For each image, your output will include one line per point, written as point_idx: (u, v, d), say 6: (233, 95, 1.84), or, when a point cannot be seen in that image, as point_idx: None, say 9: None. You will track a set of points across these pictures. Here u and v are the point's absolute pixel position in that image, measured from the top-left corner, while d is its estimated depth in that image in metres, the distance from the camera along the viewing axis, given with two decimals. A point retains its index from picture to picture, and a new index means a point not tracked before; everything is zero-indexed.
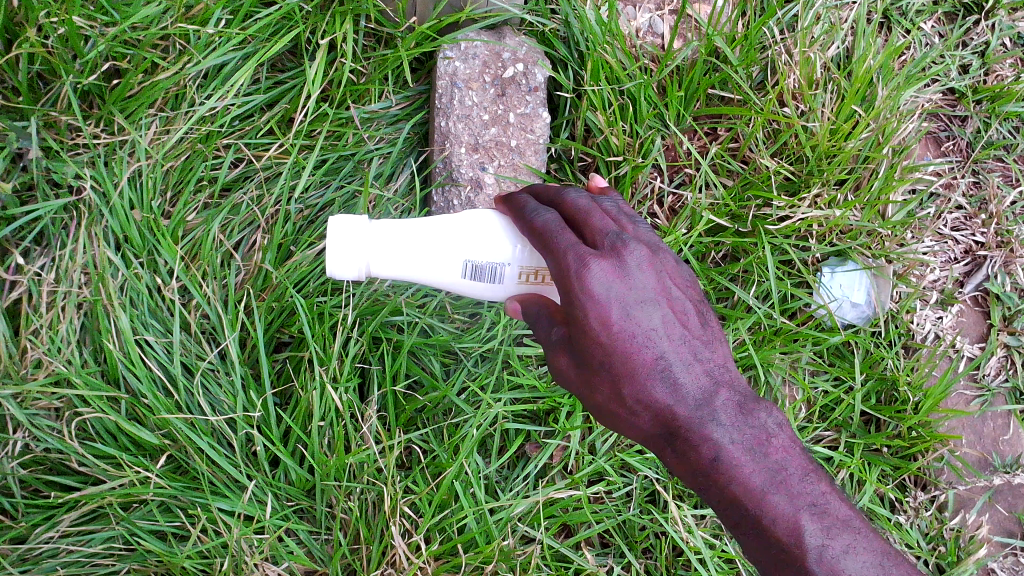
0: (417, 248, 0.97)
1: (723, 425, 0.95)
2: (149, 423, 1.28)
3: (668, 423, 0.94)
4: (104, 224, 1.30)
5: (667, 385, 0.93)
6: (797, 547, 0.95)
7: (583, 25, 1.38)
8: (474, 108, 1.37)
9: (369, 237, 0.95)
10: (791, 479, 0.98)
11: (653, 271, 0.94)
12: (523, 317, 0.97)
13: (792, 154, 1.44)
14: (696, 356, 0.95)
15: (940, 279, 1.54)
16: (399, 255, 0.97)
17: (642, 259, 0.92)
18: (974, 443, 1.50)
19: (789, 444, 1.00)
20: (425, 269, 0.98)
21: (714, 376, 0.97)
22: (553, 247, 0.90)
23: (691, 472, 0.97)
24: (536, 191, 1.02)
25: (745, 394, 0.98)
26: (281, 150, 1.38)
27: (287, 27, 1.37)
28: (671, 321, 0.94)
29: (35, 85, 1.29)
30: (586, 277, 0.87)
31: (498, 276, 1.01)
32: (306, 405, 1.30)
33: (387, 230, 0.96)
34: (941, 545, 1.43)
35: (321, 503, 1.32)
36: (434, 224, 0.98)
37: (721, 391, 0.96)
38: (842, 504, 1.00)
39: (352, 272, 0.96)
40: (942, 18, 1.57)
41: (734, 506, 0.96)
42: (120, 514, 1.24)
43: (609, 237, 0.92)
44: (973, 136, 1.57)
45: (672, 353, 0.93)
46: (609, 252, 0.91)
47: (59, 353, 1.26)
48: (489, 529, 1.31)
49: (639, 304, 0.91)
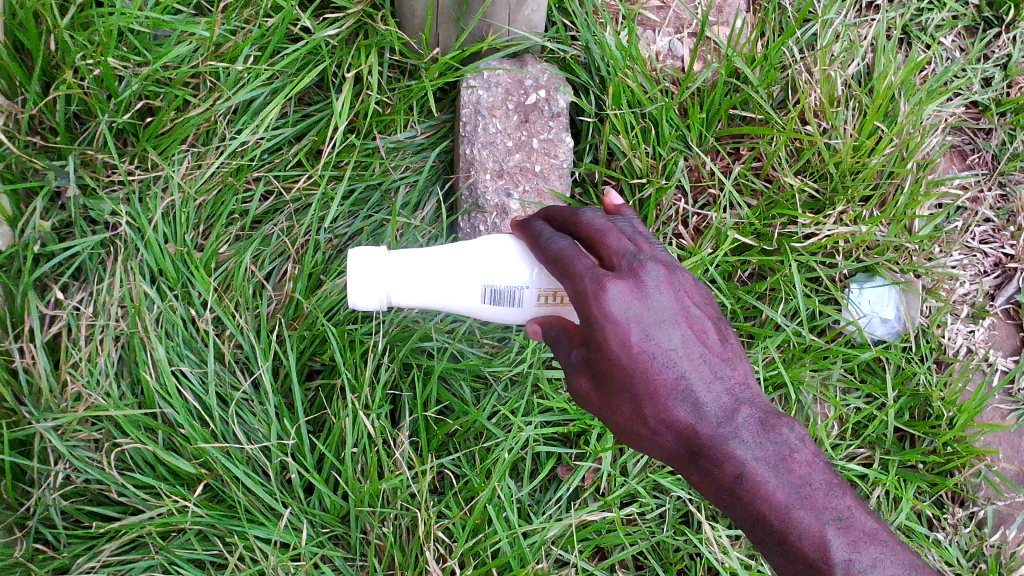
0: (436, 276, 1.00)
1: (745, 443, 0.94)
2: (186, 453, 1.30)
3: (691, 442, 0.94)
4: (139, 258, 1.33)
5: (689, 404, 0.92)
6: (825, 562, 0.93)
7: (603, 51, 1.40)
8: (498, 134, 1.39)
9: (389, 268, 0.98)
10: (816, 494, 0.96)
11: (671, 290, 0.94)
12: (544, 339, 0.99)
13: (816, 172, 1.45)
14: (717, 374, 0.95)
15: (970, 292, 1.52)
16: (419, 284, 0.99)
17: (660, 279, 0.93)
18: (1012, 458, 1.47)
19: (812, 458, 0.98)
20: (444, 295, 1.01)
21: (736, 394, 0.95)
22: (571, 270, 0.91)
23: (715, 490, 0.96)
24: (553, 216, 1.03)
25: (766, 411, 0.96)
26: (310, 182, 1.41)
27: (314, 62, 1.41)
28: (691, 340, 0.94)
29: (72, 125, 1.33)
30: (604, 298, 0.88)
31: (517, 300, 1.02)
32: (339, 432, 1.32)
33: (405, 260, 0.99)
34: (981, 562, 1.41)
35: (355, 530, 1.33)
36: (450, 252, 1.01)
37: (742, 408, 0.95)
38: (869, 516, 0.98)
39: (374, 302, 0.99)
40: (963, 32, 1.58)
41: (759, 523, 0.95)
42: (160, 544, 1.26)
43: (626, 258, 0.94)
44: (998, 148, 1.56)
45: (692, 372, 0.93)
46: (627, 273, 0.92)
47: (98, 385, 1.29)
48: (523, 553, 1.31)
49: (658, 324, 0.92)
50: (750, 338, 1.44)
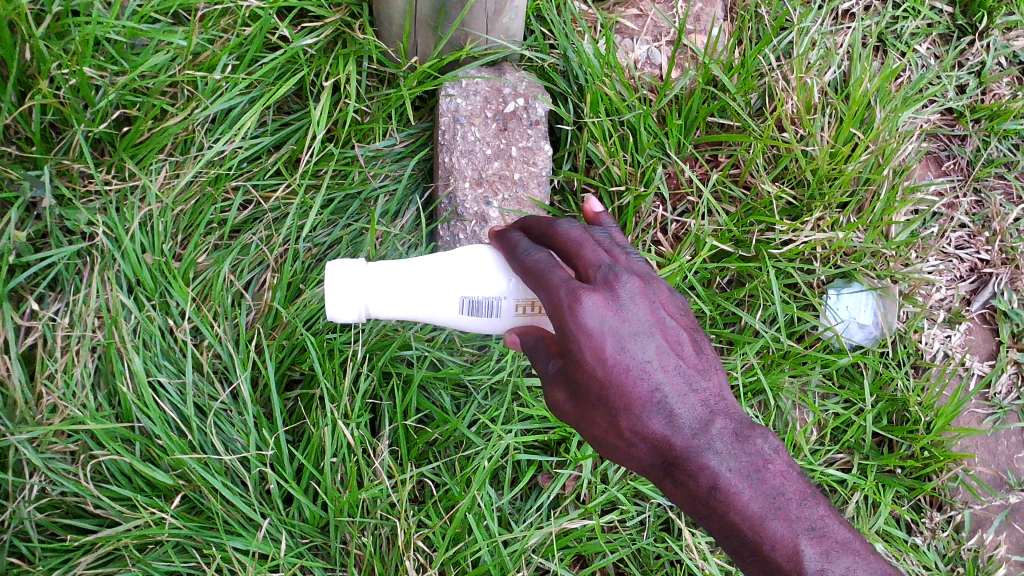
0: (413, 287, 0.99)
1: (719, 454, 0.94)
2: (164, 464, 1.29)
3: (666, 453, 0.94)
4: (116, 268, 1.32)
5: (663, 416, 0.93)
6: (797, 573, 0.93)
7: (581, 59, 1.41)
8: (477, 143, 1.39)
9: (367, 279, 0.97)
10: (790, 505, 0.95)
11: (647, 302, 0.95)
12: (522, 350, 0.98)
13: (793, 178, 1.46)
14: (691, 385, 0.95)
15: (947, 297, 1.54)
16: (397, 296, 0.99)
17: (635, 291, 0.93)
18: (989, 461, 1.48)
19: (786, 469, 0.98)
20: (422, 306, 1.01)
21: (711, 405, 0.96)
22: (546, 282, 0.91)
23: (691, 501, 0.96)
24: (530, 226, 1.03)
25: (740, 422, 0.97)
26: (288, 191, 1.41)
27: (292, 71, 1.41)
28: (666, 352, 0.94)
29: (47, 135, 1.32)
30: (579, 310, 0.89)
31: (495, 310, 1.02)
32: (319, 442, 1.31)
33: (383, 273, 0.98)
34: (959, 565, 1.42)
35: (335, 540, 1.33)
36: (428, 263, 1.01)
37: (717, 419, 0.96)
38: (841, 526, 0.98)
39: (352, 314, 0.98)
40: (937, 40, 1.59)
41: (733, 534, 0.95)
42: (136, 556, 1.25)
43: (602, 269, 0.94)
44: (973, 154, 1.57)
45: (666, 384, 0.93)
46: (602, 285, 0.92)
47: (74, 397, 1.28)
48: (504, 561, 1.31)
49: (633, 336, 0.92)
50: (729, 344, 1.44)
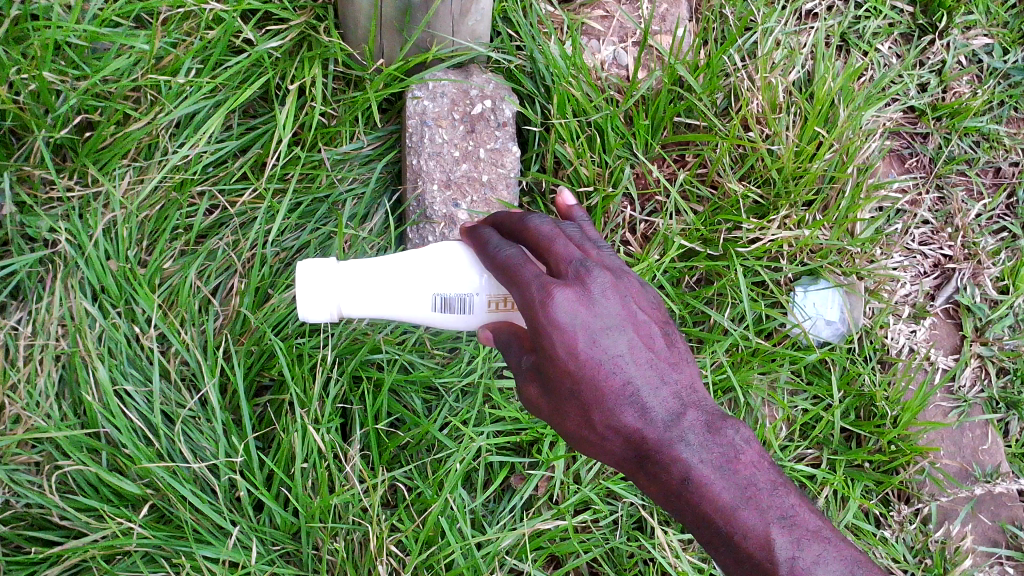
0: (385, 285, 0.99)
1: (691, 446, 0.95)
2: (131, 473, 1.27)
3: (639, 446, 0.95)
4: (80, 275, 1.30)
5: (636, 409, 0.93)
6: (768, 560, 0.94)
7: (548, 60, 1.41)
8: (444, 145, 1.39)
9: (335, 276, 0.98)
10: (761, 494, 0.96)
11: (618, 296, 0.95)
12: (495, 346, 0.97)
13: (760, 177, 1.47)
14: (663, 378, 0.96)
15: (912, 293, 1.56)
16: (369, 295, 0.99)
17: (606, 285, 0.93)
18: (955, 454, 1.50)
19: (758, 459, 0.99)
20: (394, 304, 1.00)
21: (683, 398, 0.97)
22: (517, 278, 0.91)
23: (664, 493, 0.97)
24: (501, 222, 1.03)
25: (712, 413, 0.98)
26: (255, 195, 1.39)
27: (257, 74, 1.40)
28: (638, 345, 0.94)
29: (7, 140, 1.30)
30: (550, 305, 0.88)
31: (467, 306, 1.02)
32: (289, 448, 1.30)
33: (355, 271, 0.98)
34: (927, 558, 1.43)
35: (307, 546, 1.32)
36: (400, 260, 1.00)
37: (689, 411, 0.96)
38: (814, 515, 0.99)
39: (324, 314, 0.98)
40: (899, 39, 1.61)
41: (707, 525, 0.96)
42: (104, 567, 1.23)
43: (573, 264, 0.94)
44: (935, 151, 1.59)
45: (639, 377, 0.93)
46: (573, 280, 0.92)
47: (38, 407, 1.26)
48: (477, 564, 1.30)
49: (605, 330, 0.92)
50: (699, 343, 1.45)
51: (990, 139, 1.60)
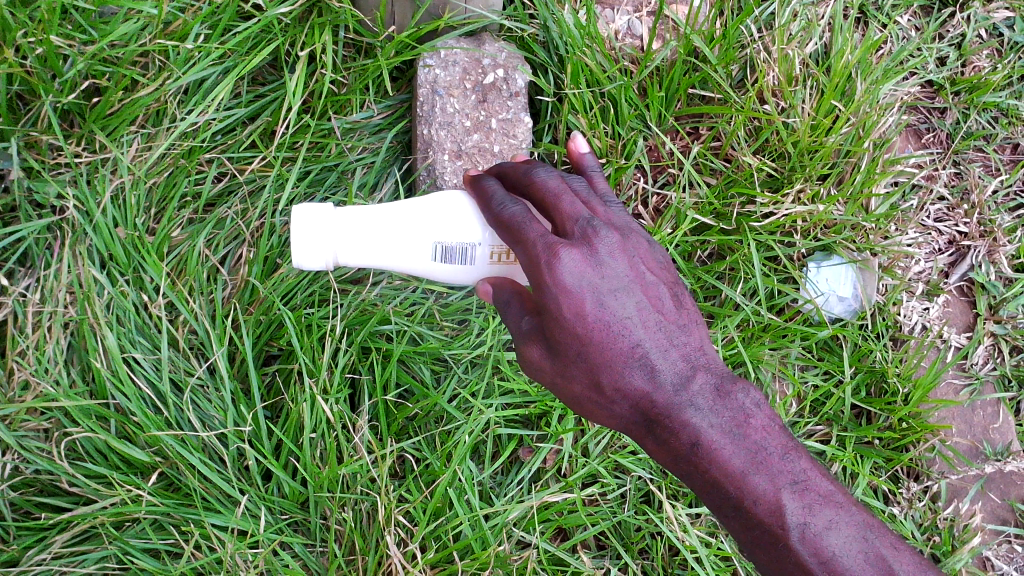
0: (383, 234, 0.98)
1: (701, 409, 0.94)
2: (140, 441, 1.27)
3: (647, 411, 0.94)
4: (88, 242, 1.30)
5: (644, 372, 0.93)
6: (780, 527, 0.93)
7: (561, 29, 1.39)
8: (456, 114, 1.37)
9: (332, 223, 0.97)
10: (772, 458, 0.95)
11: (624, 257, 0.94)
12: (495, 301, 0.98)
13: (774, 151, 1.45)
14: (671, 340, 0.95)
15: (926, 270, 1.53)
16: (366, 241, 0.98)
17: (613, 246, 0.93)
18: (966, 432, 1.49)
19: (768, 422, 0.98)
20: (393, 255, 1.00)
21: (692, 360, 0.96)
22: (521, 236, 0.91)
23: (672, 458, 0.96)
24: (505, 173, 1.02)
25: (722, 376, 0.97)
26: (264, 163, 1.39)
27: (266, 40, 1.38)
28: (646, 308, 0.94)
29: (14, 105, 1.29)
30: (555, 266, 0.88)
31: (469, 258, 1.01)
32: (297, 417, 1.30)
33: (352, 218, 0.97)
34: (935, 535, 1.41)
35: (315, 515, 1.32)
36: (400, 209, 1.00)
37: (699, 373, 0.96)
38: (825, 479, 0.98)
39: (319, 262, 0.98)
40: (918, 12, 1.58)
41: (716, 490, 0.95)
42: (113, 534, 1.23)
43: (580, 223, 0.93)
44: (953, 127, 1.57)
45: (647, 340, 0.93)
46: (580, 240, 0.92)
47: (47, 374, 1.26)
48: (484, 535, 1.30)
49: (612, 292, 0.92)
50: (709, 318, 1.45)
51: (1009, 115, 1.56)
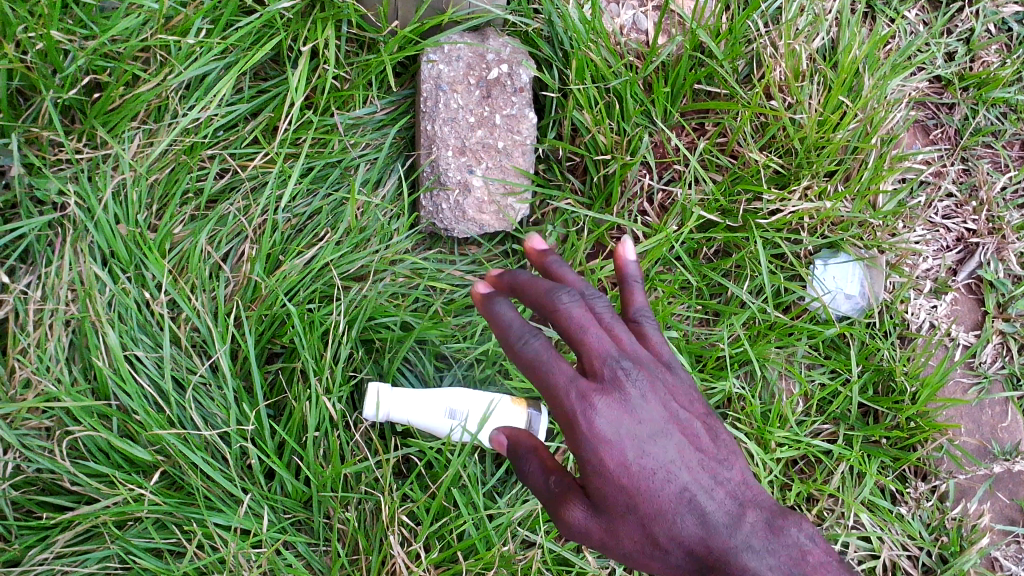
0: (437, 413, 1.26)
1: (757, 552, 0.87)
2: (142, 440, 1.26)
3: (704, 558, 0.88)
4: (89, 239, 1.29)
5: (692, 514, 0.88)
6: None
7: (566, 24, 1.37)
8: (460, 110, 1.36)
9: (397, 398, 1.26)
10: None
11: (658, 398, 0.91)
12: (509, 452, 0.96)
13: (781, 147, 1.44)
14: (716, 478, 0.90)
15: (934, 268, 1.51)
16: (418, 414, 1.26)
17: (646, 388, 0.91)
18: (974, 431, 1.47)
19: (830, 560, 0.90)
20: (441, 419, 1.27)
21: (740, 496, 0.90)
22: (551, 387, 0.88)
23: None
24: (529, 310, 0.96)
25: (774, 511, 0.91)
26: (267, 159, 1.38)
27: (268, 35, 1.37)
28: (686, 447, 0.90)
29: (15, 101, 1.28)
30: (587, 416, 0.87)
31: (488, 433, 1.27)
32: (301, 416, 1.29)
33: (413, 402, 1.25)
34: (943, 535, 1.39)
35: (318, 514, 1.31)
36: (455, 399, 1.26)
37: (749, 509, 0.90)
38: None
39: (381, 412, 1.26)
40: (927, 6, 1.56)
41: None
42: (115, 533, 1.22)
43: (611, 364, 0.90)
44: (961, 123, 1.55)
45: (693, 482, 0.89)
46: (612, 385, 0.89)
47: (48, 372, 1.25)
48: (489, 535, 1.29)
49: (649, 437, 0.89)
50: (715, 316, 1.44)
51: (1018, 110, 1.54)
